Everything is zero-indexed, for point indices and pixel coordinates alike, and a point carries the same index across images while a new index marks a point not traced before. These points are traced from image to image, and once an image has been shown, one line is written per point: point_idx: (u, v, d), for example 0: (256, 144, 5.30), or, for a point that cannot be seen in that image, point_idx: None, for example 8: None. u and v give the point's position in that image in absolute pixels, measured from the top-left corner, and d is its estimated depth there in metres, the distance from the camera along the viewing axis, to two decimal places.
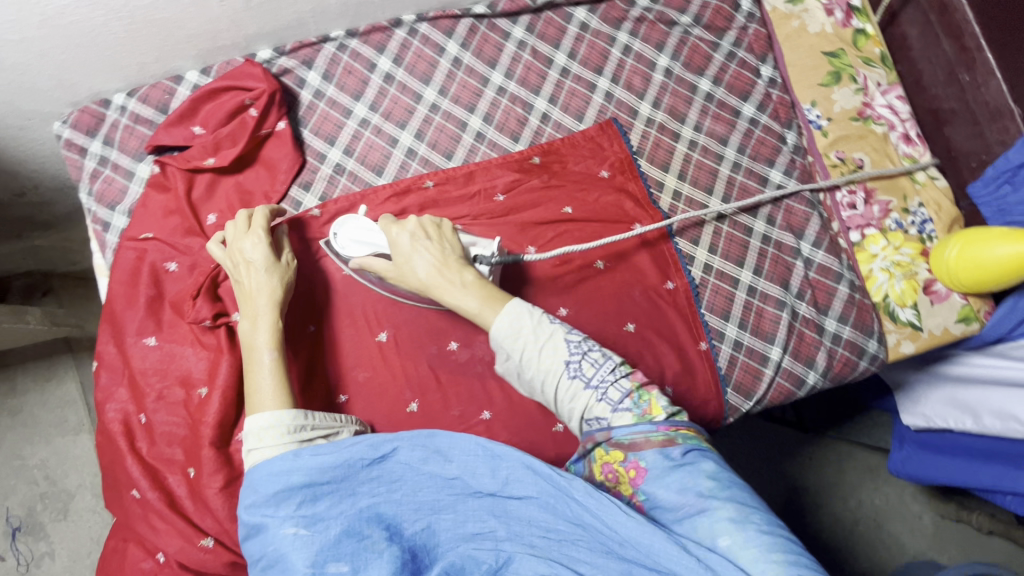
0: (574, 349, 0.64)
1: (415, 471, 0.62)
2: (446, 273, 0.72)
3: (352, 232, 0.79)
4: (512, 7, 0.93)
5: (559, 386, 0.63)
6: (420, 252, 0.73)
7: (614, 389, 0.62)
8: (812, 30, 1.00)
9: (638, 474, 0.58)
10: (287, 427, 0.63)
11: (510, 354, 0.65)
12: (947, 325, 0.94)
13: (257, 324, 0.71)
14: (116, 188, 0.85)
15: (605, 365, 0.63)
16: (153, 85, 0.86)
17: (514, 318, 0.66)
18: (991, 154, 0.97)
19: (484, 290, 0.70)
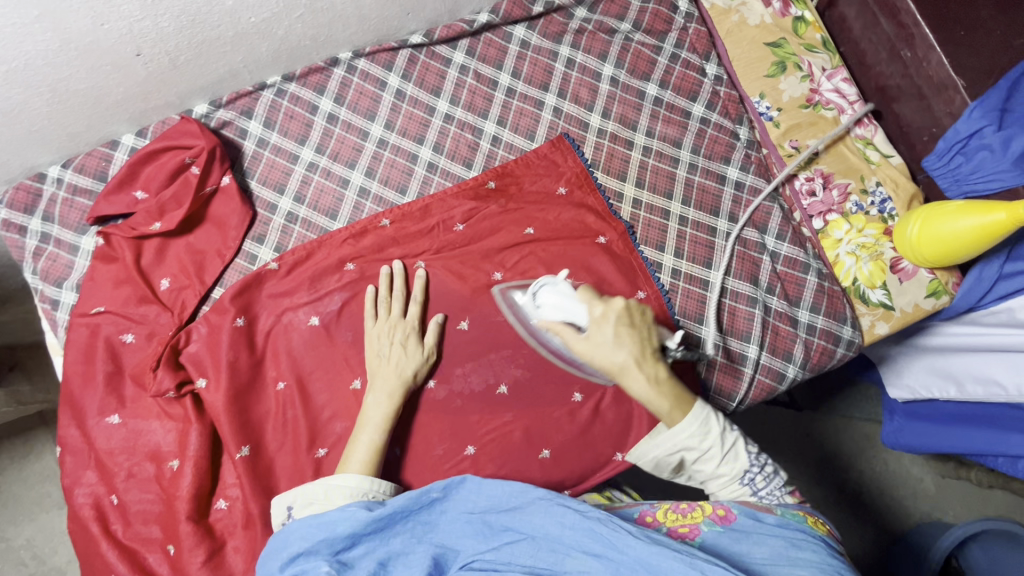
0: (754, 460, 0.71)
1: (448, 518, 0.62)
2: (643, 366, 0.72)
3: (558, 293, 0.77)
4: (449, 33, 0.91)
5: (726, 486, 0.71)
6: (625, 342, 0.72)
7: (776, 499, 0.69)
8: (752, 23, 1.01)
9: (725, 515, 0.65)
10: (354, 491, 0.67)
11: (692, 451, 0.71)
12: (917, 302, 0.94)
13: (369, 404, 0.75)
14: (61, 263, 0.82)
15: (773, 480, 0.71)
16: (88, 153, 0.83)
17: (701, 423, 0.71)
18: (941, 127, 0.98)
19: (676, 390, 0.72)
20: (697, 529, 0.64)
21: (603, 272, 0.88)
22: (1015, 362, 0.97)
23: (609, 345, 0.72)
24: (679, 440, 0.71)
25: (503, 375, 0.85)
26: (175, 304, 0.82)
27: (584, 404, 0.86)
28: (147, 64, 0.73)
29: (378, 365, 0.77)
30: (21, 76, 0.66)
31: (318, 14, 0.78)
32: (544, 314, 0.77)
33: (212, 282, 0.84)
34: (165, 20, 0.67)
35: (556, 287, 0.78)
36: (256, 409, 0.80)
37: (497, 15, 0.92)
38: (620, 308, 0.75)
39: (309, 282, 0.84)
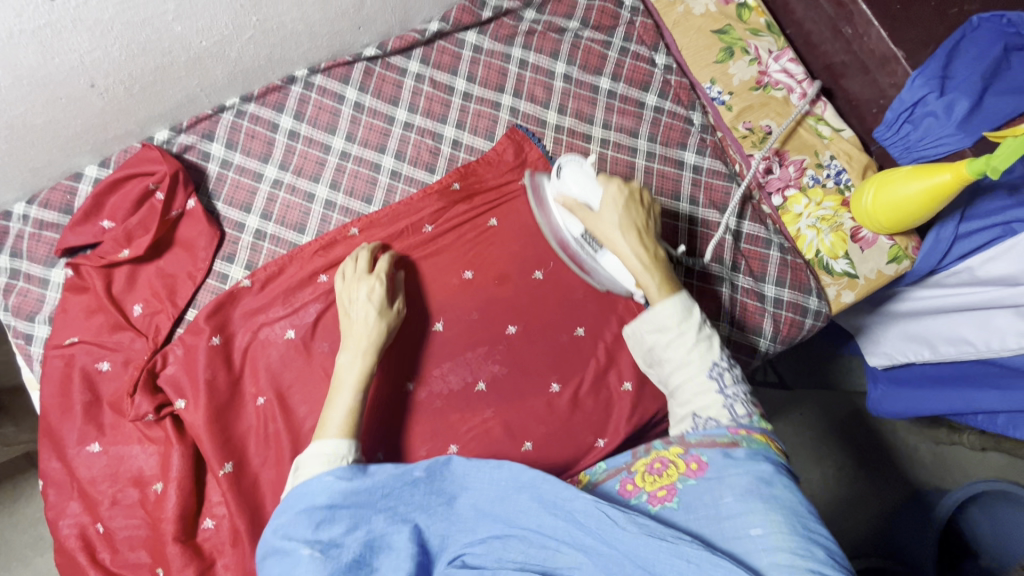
0: (723, 357, 0.70)
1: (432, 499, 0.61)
2: (642, 236, 0.77)
3: (575, 177, 0.81)
4: (401, 43, 0.93)
5: (691, 378, 0.69)
6: (630, 216, 0.78)
7: (741, 405, 0.66)
8: (697, 12, 1.04)
9: (698, 468, 0.60)
10: (332, 455, 0.63)
11: (664, 330, 0.71)
12: (880, 269, 0.96)
13: (343, 364, 0.72)
14: (33, 298, 0.82)
15: (740, 393, 0.68)
16: (52, 188, 0.84)
17: (680, 304, 0.71)
18: (887, 98, 1.01)
19: (664, 272, 0.76)
20: (674, 489, 0.60)
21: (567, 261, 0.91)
22: (979, 319, 1.00)
23: (615, 213, 0.78)
24: (659, 317, 0.71)
25: (480, 372, 0.86)
26: (149, 329, 0.83)
27: (562, 394, 0.88)
28: (102, 94, 0.74)
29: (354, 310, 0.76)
30: None
31: (268, 34, 0.80)
32: (562, 185, 0.81)
33: (185, 304, 0.85)
34: (116, 49, 0.69)
35: (579, 167, 0.82)
36: (236, 427, 0.80)
37: (448, 22, 0.94)
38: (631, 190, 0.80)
39: (282, 297, 0.85)
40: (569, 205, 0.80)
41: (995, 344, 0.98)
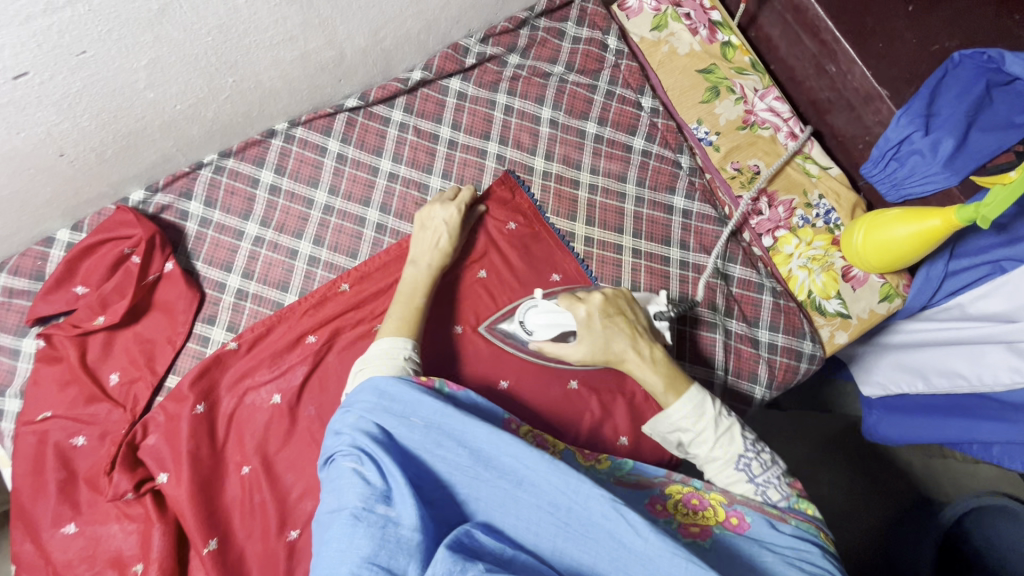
0: (749, 445, 0.68)
1: (436, 430, 0.59)
2: (635, 345, 0.74)
3: (542, 311, 0.80)
4: (384, 93, 0.91)
5: (722, 471, 0.68)
6: (613, 330, 0.75)
7: (776, 490, 0.66)
8: (682, 52, 1.03)
9: (738, 524, 0.62)
10: (392, 351, 0.67)
11: (683, 433, 0.70)
12: (872, 307, 0.96)
13: (407, 275, 0.79)
14: (3, 369, 0.79)
15: (771, 470, 0.67)
16: (23, 253, 0.81)
17: (695, 403, 0.69)
18: (873, 135, 1.01)
19: (670, 372, 0.73)
20: (709, 531, 0.62)
21: None
22: (971, 353, 0.96)
23: (597, 336, 0.74)
24: (674, 420, 0.69)
25: None
26: (127, 398, 0.80)
27: None
28: (72, 161, 0.71)
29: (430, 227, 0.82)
30: None
31: (246, 93, 0.78)
32: (537, 335, 0.80)
33: (165, 370, 0.82)
34: (85, 119, 0.66)
35: (537, 308, 0.81)
36: (218, 499, 0.76)
37: (431, 70, 0.93)
38: (600, 303, 0.77)
39: (271, 359, 0.82)
40: (550, 349, 0.78)
41: (989, 379, 0.94)
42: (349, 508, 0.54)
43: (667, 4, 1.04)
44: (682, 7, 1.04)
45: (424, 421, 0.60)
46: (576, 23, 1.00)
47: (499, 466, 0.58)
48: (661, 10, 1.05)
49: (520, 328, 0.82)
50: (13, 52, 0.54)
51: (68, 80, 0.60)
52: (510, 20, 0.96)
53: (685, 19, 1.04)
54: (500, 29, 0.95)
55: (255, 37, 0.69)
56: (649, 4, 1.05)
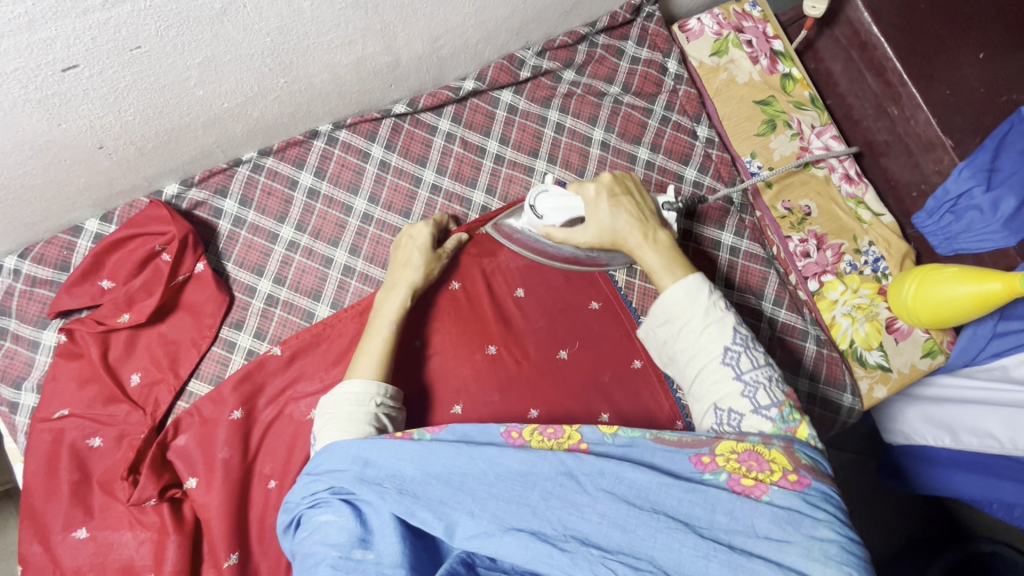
0: (739, 338, 0.59)
1: (423, 471, 0.53)
2: (641, 231, 0.70)
3: (551, 196, 0.78)
4: (434, 101, 0.87)
5: (706, 367, 0.59)
6: (620, 211, 0.71)
7: (765, 393, 0.57)
8: (741, 80, 1.00)
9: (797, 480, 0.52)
10: (359, 396, 0.62)
11: (670, 321, 0.62)
12: (914, 362, 0.94)
13: (385, 296, 0.74)
14: (21, 361, 0.76)
15: (769, 367, 0.59)
16: (48, 241, 0.77)
17: (690, 289, 0.62)
18: (930, 184, 0.97)
19: (670, 251, 0.67)
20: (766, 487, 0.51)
21: (592, 336, 0.88)
22: (1010, 416, 0.94)
23: (604, 217, 0.71)
24: (664, 306, 0.62)
25: None
26: (147, 401, 0.77)
27: None
28: (111, 154, 0.68)
29: (410, 249, 0.79)
30: None
31: (295, 94, 0.74)
32: (548, 220, 0.77)
33: (187, 374, 0.79)
34: (130, 113, 0.62)
35: (546, 193, 0.78)
36: (241, 513, 0.73)
37: (483, 81, 0.89)
38: (607, 183, 0.74)
39: (314, 369, 0.80)
40: (558, 236, 0.76)
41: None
42: (325, 558, 0.50)
43: (729, 29, 1.00)
44: (745, 33, 1.01)
45: (406, 466, 0.54)
46: (636, 43, 0.96)
47: (503, 483, 0.52)
48: (722, 35, 1.01)
49: (530, 214, 0.79)
50: (65, 44, 0.51)
51: (118, 75, 0.56)
52: (570, 35, 0.92)
53: (747, 47, 1.00)
54: (559, 43, 0.91)
55: (315, 39, 0.66)
56: (711, 27, 1.01)
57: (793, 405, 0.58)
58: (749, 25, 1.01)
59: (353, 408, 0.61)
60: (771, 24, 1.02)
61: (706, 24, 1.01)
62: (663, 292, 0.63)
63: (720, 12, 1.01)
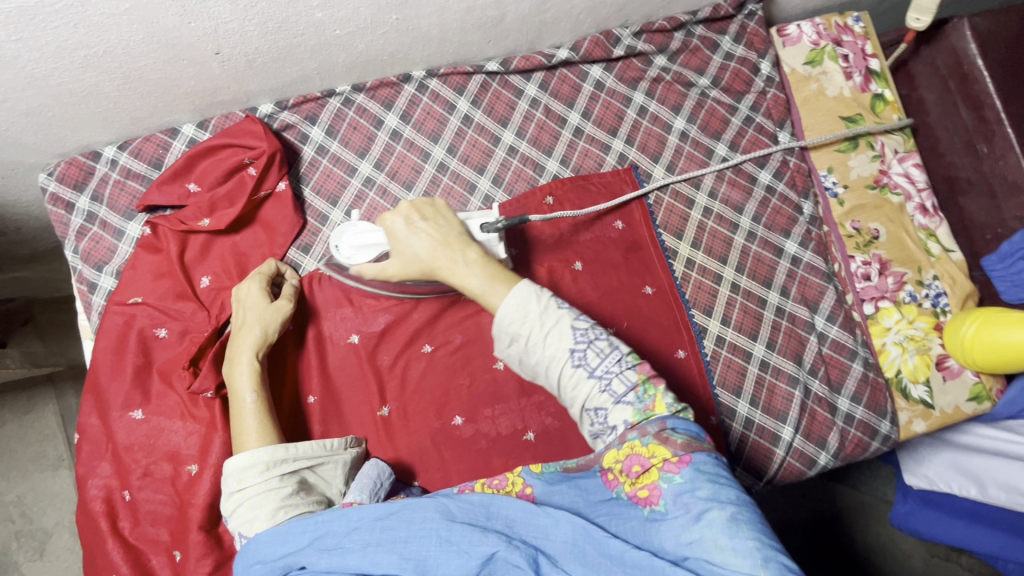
0: (580, 336, 0.57)
1: (377, 528, 0.51)
2: (449, 251, 0.66)
3: (354, 234, 0.74)
4: (526, 65, 0.89)
5: (561, 375, 0.57)
6: (421, 238, 0.67)
7: (619, 379, 0.55)
8: (830, 93, 0.98)
9: (678, 460, 0.51)
10: (266, 465, 0.63)
11: (514, 340, 0.58)
12: (959, 404, 0.92)
13: (233, 371, 0.71)
14: (105, 246, 0.81)
15: (611, 357, 0.57)
16: (146, 138, 0.81)
17: (521, 299, 0.59)
18: (1007, 229, 0.94)
19: (490, 266, 0.64)
20: (658, 490, 0.50)
21: (644, 321, 0.87)
22: None
23: (407, 248, 0.68)
24: (501, 326, 0.59)
25: (531, 421, 0.83)
26: (212, 303, 0.80)
27: None
28: (223, 62, 0.71)
29: (245, 312, 0.74)
30: (96, 61, 0.64)
31: (402, 33, 0.76)
32: (355, 259, 0.74)
33: None
34: (252, 24, 0.66)
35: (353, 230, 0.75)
36: (288, 427, 0.78)
37: (577, 53, 0.90)
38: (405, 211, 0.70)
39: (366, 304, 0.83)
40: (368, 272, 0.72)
41: None
42: None
43: (828, 40, 0.99)
44: (843, 47, 0.99)
45: (361, 525, 0.52)
46: (732, 39, 0.96)
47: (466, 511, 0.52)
48: (820, 45, 0.99)
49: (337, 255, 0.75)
50: None
51: None
52: (669, 20, 0.92)
53: (842, 61, 0.98)
54: (657, 26, 0.92)
55: None
56: (810, 35, 0.99)
57: (648, 380, 0.56)
58: (849, 39, 0.99)
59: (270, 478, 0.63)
60: (871, 42, 1.00)
61: (805, 31, 0.99)
62: (495, 313, 0.60)
63: (821, 22, 0.99)
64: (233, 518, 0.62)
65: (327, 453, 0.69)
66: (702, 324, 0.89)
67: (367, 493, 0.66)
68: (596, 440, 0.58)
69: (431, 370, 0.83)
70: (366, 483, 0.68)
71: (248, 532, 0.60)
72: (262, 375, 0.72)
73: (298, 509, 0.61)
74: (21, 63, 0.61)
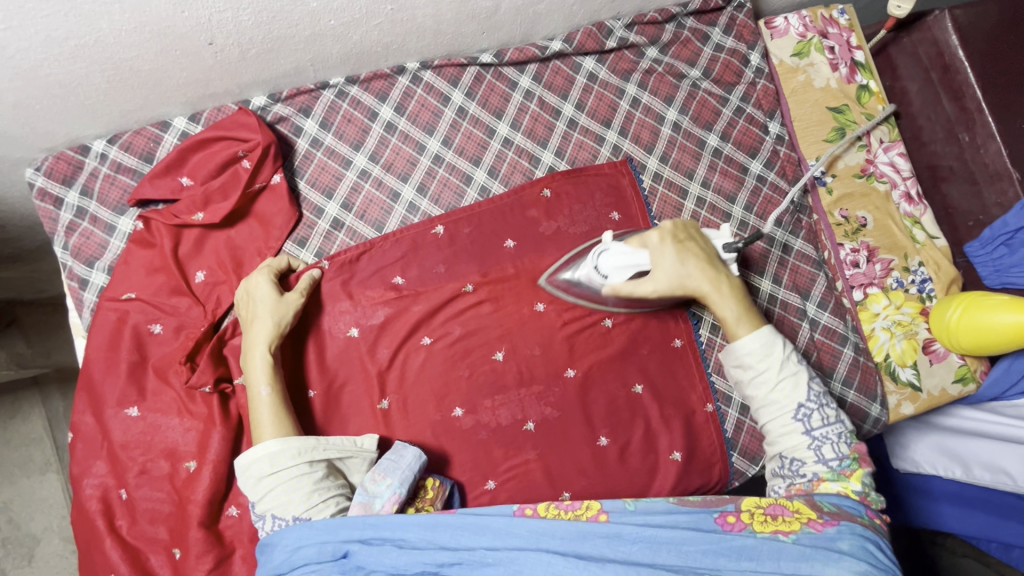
0: (812, 396, 0.67)
1: (432, 540, 0.57)
2: (710, 280, 0.74)
3: (614, 254, 0.77)
4: (520, 57, 0.89)
5: (778, 418, 0.67)
6: (684, 260, 0.75)
7: (830, 448, 0.65)
8: (817, 85, 1.00)
9: (823, 519, 0.57)
10: (302, 449, 0.64)
11: (747, 369, 0.69)
12: (945, 386, 0.95)
13: (246, 365, 0.71)
14: (95, 242, 0.80)
15: (832, 423, 0.66)
16: (136, 132, 0.80)
17: (763, 343, 0.69)
18: (988, 216, 0.97)
19: (747, 309, 0.73)
20: (793, 530, 0.56)
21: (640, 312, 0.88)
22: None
23: (673, 265, 0.74)
24: (739, 355, 0.69)
25: (531, 411, 0.84)
26: (207, 298, 0.79)
27: (610, 448, 0.84)
28: (217, 53, 0.70)
29: (254, 307, 0.74)
30: (87, 51, 0.63)
31: (397, 24, 0.76)
32: (611, 280, 0.77)
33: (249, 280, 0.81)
34: (246, 14, 0.65)
35: (607, 252, 0.78)
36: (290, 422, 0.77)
37: (570, 44, 0.90)
38: (670, 230, 0.77)
39: (365, 297, 0.83)
40: (627, 291, 0.76)
41: None
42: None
43: (814, 32, 1.01)
44: (829, 39, 1.01)
45: (414, 534, 0.57)
46: (722, 31, 0.97)
47: (513, 539, 0.56)
48: (806, 37, 1.01)
49: (591, 272, 0.79)
50: None
51: None
52: (661, 12, 0.93)
53: (829, 52, 1.00)
54: (649, 18, 0.93)
55: None
56: (797, 28, 1.01)
57: (855, 458, 0.65)
58: (834, 32, 1.01)
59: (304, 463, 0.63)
60: (856, 34, 1.02)
61: (792, 24, 1.01)
62: (737, 341, 0.70)
63: (807, 14, 1.01)
64: (263, 501, 0.62)
65: (356, 448, 0.69)
66: (696, 312, 0.90)
67: (407, 485, 0.66)
68: (775, 477, 0.68)
69: (431, 363, 0.83)
70: (405, 475, 0.67)
71: (281, 515, 0.61)
72: (276, 368, 0.71)
73: (330, 493, 0.63)
74: (10, 53, 0.59)
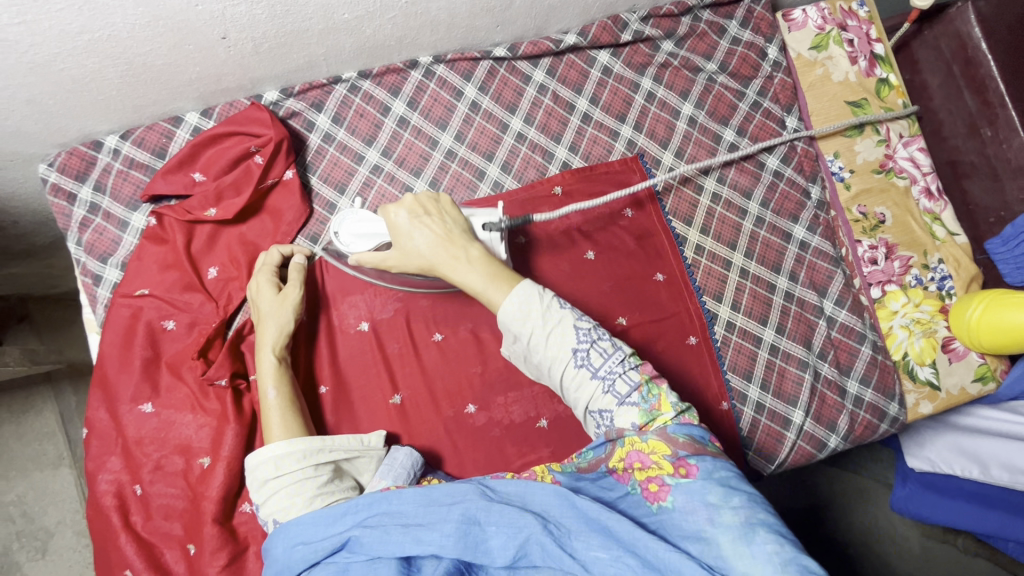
0: (583, 336, 0.58)
1: (427, 503, 0.52)
2: (451, 248, 0.66)
3: (356, 222, 0.73)
4: (534, 50, 0.88)
5: (564, 374, 0.58)
6: (422, 236, 0.67)
7: (622, 380, 0.57)
8: (836, 78, 0.98)
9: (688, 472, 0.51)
10: (305, 452, 0.63)
11: (518, 338, 0.59)
12: (964, 385, 0.93)
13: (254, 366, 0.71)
14: (109, 238, 0.79)
15: (614, 356, 0.58)
16: (149, 127, 0.80)
17: (524, 298, 0.60)
18: (1011, 211, 0.95)
19: (492, 268, 0.64)
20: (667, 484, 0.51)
21: (655, 309, 0.87)
22: None
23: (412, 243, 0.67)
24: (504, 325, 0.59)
25: (544, 408, 0.83)
26: (220, 294, 0.79)
27: None
28: (229, 47, 0.69)
29: (260, 306, 0.74)
30: (100, 45, 0.62)
31: (410, 17, 0.76)
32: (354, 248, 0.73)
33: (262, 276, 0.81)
34: (260, 7, 0.64)
35: (354, 220, 0.74)
36: None
37: (585, 38, 0.89)
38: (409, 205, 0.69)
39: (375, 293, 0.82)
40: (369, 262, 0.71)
41: None
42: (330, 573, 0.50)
43: (833, 24, 0.99)
44: (847, 31, 0.99)
45: (410, 505, 0.52)
46: (739, 24, 0.95)
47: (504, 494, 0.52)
48: (825, 30, 0.99)
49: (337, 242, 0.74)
50: None
51: None
52: (677, 5, 0.92)
53: (848, 45, 0.98)
54: (665, 11, 0.91)
55: None
56: (815, 20, 0.99)
57: (649, 378, 0.57)
58: (853, 24, 0.99)
59: (307, 466, 0.62)
60: (876, 26, 1.00)
61: (810, 16, 0.99)
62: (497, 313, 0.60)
63: (826, 6, 0.99)
64: (266, 506, 0.61)
65: (363, 446, 0.69)
66: (712, 310, 0.89)
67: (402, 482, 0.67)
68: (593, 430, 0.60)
69: (442, 359, 0.83)
70: (401, 474, 0.67)
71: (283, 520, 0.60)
72: (283, 370, 0.71)
73: (335, 496, 0.62)
74: (23, 47, 0.59)
